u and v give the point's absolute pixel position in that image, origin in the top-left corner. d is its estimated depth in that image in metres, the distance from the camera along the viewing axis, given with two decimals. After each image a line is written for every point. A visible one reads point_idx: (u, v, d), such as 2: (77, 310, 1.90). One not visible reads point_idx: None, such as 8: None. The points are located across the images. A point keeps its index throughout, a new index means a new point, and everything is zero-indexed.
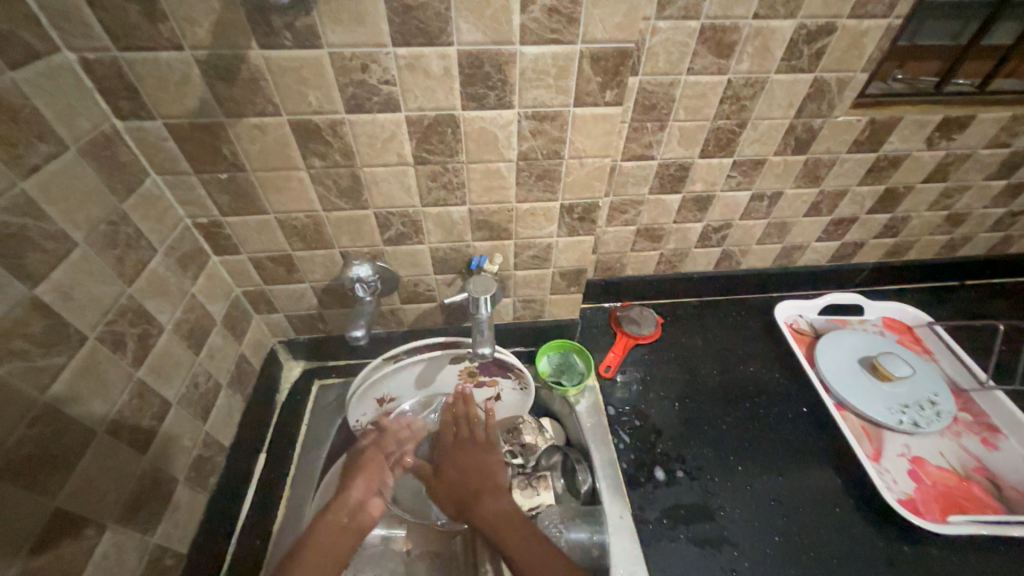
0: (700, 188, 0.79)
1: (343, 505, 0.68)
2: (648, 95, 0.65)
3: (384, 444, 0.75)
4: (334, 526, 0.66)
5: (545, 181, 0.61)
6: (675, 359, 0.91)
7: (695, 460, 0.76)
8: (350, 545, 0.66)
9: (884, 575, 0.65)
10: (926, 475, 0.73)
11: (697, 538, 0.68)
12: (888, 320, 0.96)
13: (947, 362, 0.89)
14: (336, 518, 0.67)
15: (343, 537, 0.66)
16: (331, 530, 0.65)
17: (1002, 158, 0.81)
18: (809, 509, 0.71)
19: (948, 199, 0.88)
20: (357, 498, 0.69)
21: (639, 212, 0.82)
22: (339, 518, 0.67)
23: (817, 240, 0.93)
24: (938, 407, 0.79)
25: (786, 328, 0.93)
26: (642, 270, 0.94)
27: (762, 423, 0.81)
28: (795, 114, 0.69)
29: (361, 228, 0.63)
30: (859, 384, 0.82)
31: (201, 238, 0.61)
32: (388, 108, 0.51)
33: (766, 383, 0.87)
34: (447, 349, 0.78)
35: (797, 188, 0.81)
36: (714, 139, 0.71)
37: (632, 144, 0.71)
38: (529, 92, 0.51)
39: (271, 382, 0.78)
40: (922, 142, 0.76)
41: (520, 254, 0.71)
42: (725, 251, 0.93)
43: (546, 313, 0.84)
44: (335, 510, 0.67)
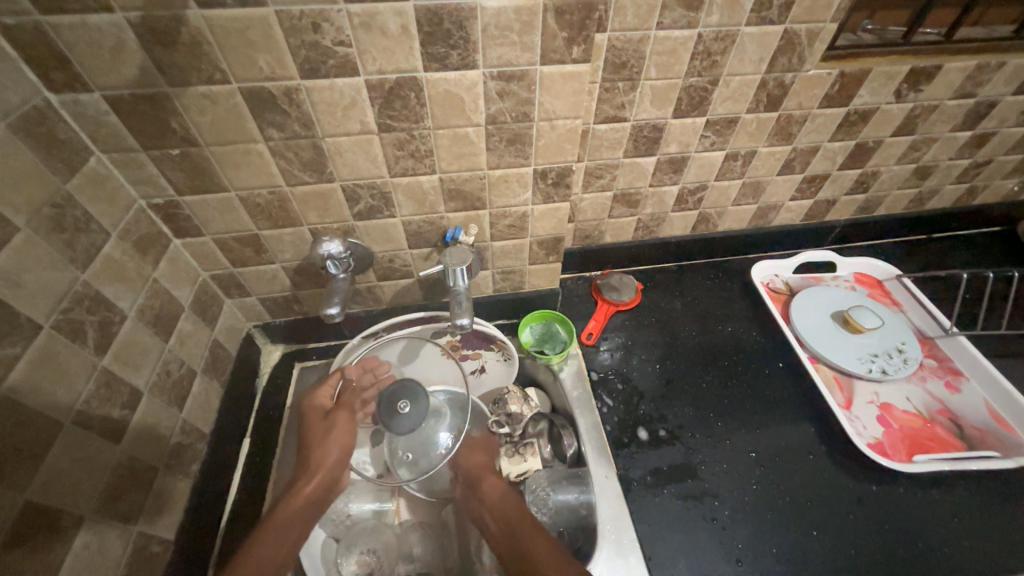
0: (675, 149, 0.78)
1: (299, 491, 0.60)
2: (618, 52, 0.63)
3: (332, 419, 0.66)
4: (302, 499, 0.60)
5: (516, 145, 0.59)
6: (656, 323, 0.92)
7: (676, 418, 0.78)
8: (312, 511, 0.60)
9: (855, 516, 0.68)
10: (893, 419, 0.77)
11: (678, 490, 0.70)
12: (859, 274, 0.99)
13: (914, 312, 0.92)
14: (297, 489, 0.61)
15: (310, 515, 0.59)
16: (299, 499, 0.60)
17: (968, 108, 0.82)
18: (785, 458, 0.74)
19: (916, 152, 0.89)
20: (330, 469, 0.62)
21: (615, 176, 0.81)
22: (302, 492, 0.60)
23: (791, 199, 0.94)
24: (905, 354, 0.83)
25: (762, 287, 0.95)
26: (620, 237, 0.94)
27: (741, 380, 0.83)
28: (766, 68, 0.69)
29: (329, 203, 0.61)
30: (830, 337, 0.85)
31: (159, 220, 0.58)
32: (345, 72, 0.48)
33: (743, 342, 0.89)
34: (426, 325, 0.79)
35: (770, 147, 0.82)
36: (687, 98, 0.70)
37: (604, 106, 0.69)
38: (493, 50, 0.49)
39: (249, 367, 0.76)
40: (891, 95, 0.77)
41: (496, 224, 0.70)
42: (701, 214, 0.93)
43: (526, 284, 0.84)
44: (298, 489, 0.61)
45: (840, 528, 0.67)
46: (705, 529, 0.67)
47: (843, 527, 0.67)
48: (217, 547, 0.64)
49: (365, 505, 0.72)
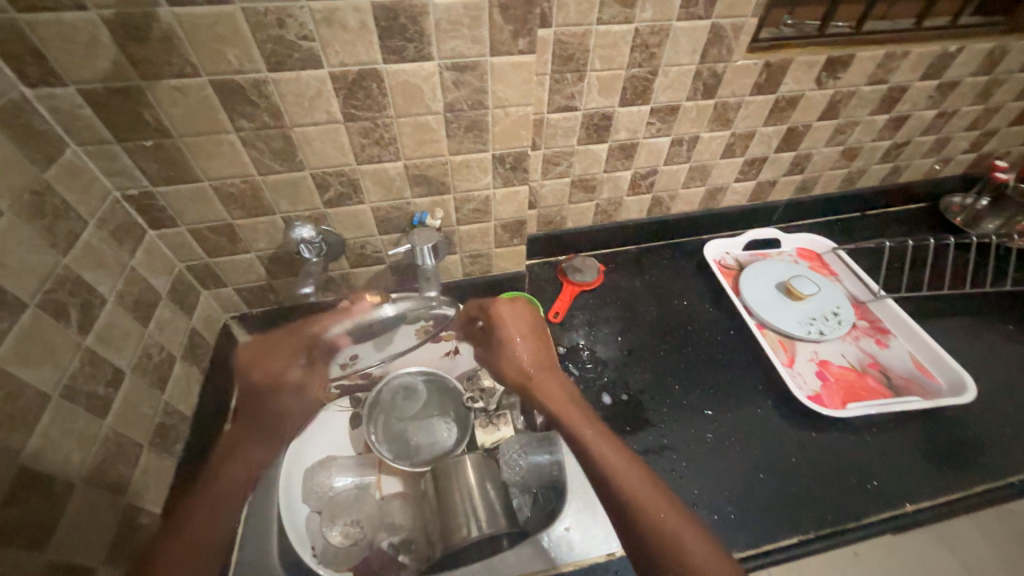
0: (624, 136, 0.85)
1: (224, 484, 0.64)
2: (563, 46, 0.69)
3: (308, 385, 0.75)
4: (236, 482, 0.66)
5: (474, 131, 0.64)
6: (617, 301, 0.98)
7: (636, 383, 0.84)
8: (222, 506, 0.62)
9: (797, 459, 0.76)
10: (830, 373, 0.85)
11: (639, 445, 0.76)
12: (802, 250, 1.09)
13: (849, 281, 1.01)
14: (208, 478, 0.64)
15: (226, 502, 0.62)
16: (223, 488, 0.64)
17: (881, 93, 0.92)
18: (738, 415, 0.80)
19: (842, 135, 0.99)
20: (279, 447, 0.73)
21: (571, 163, 0.87)
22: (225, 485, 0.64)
23: (735, 181, 1.02)
24: (840, 316, 0.91)
25: (714, 263, 1.03)
26: (581, 221, 1.00)
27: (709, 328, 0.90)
28: (699, 59, 0.76)
29: (300, 190, 0.65)
30: (775, 305, 0.93)
31: (134, 211, 0.61)
32: (310, 64, 0.53)
33: (698, 313, 0.96)
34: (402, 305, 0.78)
35: (711, 132, 0.89)
36: (630, 87, 0.77)
37: (556, 96, 0.75)
38: (446, 42, 0.54)
39: (227, 357, 0.79)
40: (812, 82, 0.85)
41: (460, 208, 0.74)
42: (654, 197, 1.00)
43: (493, 267, 0.89)
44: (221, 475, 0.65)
45: (784, 469, 0.74)
46: (665, 478, 0.72)
47: (787, 469, 0.74)
48: None
49: (348, 479, 0.76)
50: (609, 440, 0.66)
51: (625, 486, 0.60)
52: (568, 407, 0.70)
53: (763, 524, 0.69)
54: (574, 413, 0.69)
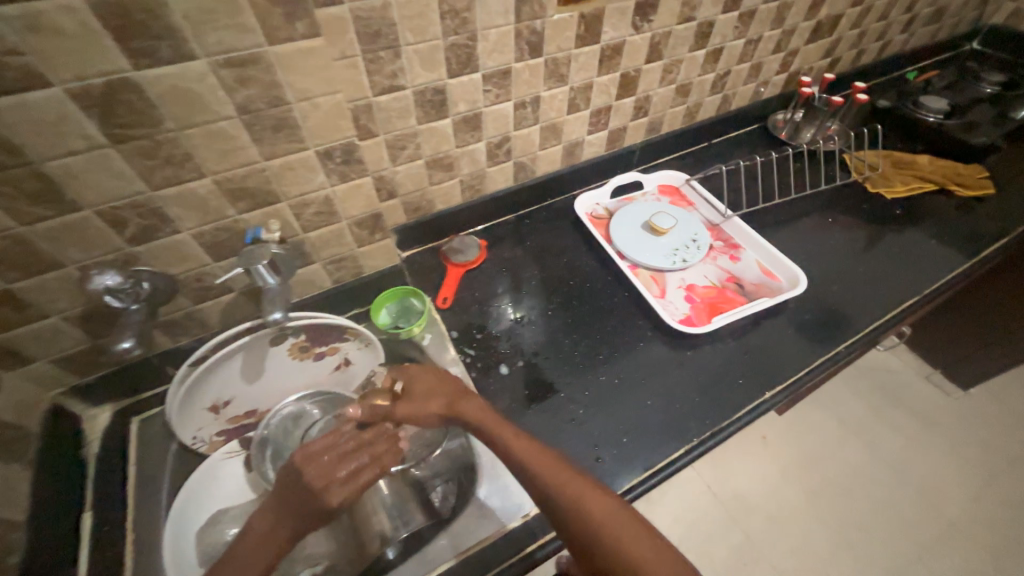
0: (465, 108, 0.83)
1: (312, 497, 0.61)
2: (365, 23, 0.64)
3: (339, 442, 0.65)
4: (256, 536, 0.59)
5: (284, 130, 0.59)
6: (502, 272, 0.99)
7: (529, 348, 0.86)
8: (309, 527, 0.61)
9: (678, 378, 0.83)
10: (696, 295, 0.94)
11: (539, 406, 0.79)
12: (662, 187, 1.17)
13: (703, 208, 1.11)
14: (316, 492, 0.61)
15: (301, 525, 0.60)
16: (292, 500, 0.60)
17: (693, 30, 0.99)
18: (624, 353, 0.86)
19: (671, 74, 1.06)
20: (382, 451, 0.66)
21: (419, 144, 0.84)
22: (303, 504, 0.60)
23: (588, 133, 1.06)
24: (698, 242, 1.00)
25: (586, 216, 1.08)
26: (450, 201, 0.98)
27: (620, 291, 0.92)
28: (515, 18, 0.75)
29: (89, 233, 0.55)
30: (643, 244, 1.00)
31: None
32: (33, 83, 0.43)
33: (579, 266, 1.01)
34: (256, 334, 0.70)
35: (550, 90, 0.90)
36: (454, 56, 0.75)
37: (377, 77, 0.71)
38: (208, 36, 0.47)
39: (67, 439, 0.67)
40: (630, 27, 0.89)
41: (301, 215, 0.69)
42: (516, 163, 1.01)
43: (364, 268, 0.85)
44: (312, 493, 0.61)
45: (669, 390, 0.82)
46: (567, 429, 0.76)
47: (670, 389, 0.82)
48: None
49: None
50: (536, 447, 0.62)
51: (564, 490, 0.57)
52: (494, 419, 0.66)
53: (656, 445, 0.75)
54: (499, 425, 0.65)
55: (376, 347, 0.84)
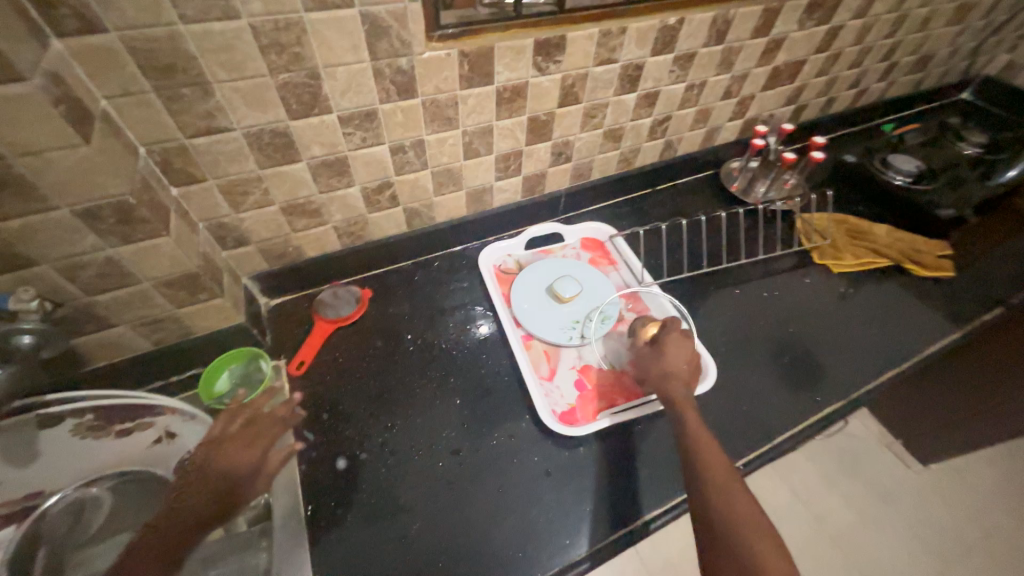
0: (322, 152, 0.71)
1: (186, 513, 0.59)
2: (147, 55, 0.52)
3: (226, 429, 0.67)
4: (182, 519, 0.59)
5: (6, 189, 0.46)
6: (381, 332, 0.87)
7: (379, 435, 0.74)
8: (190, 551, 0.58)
9: (543, 490, 0.71)
10: (589, 380, 0.81)
11: (368, 512, 0.67)
12: (585, 239, 1.05)
13: (624, 270, 1.00)
14: (201, 510, 0.60)
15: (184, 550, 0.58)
16: (180, 520, 0.58)
17: (617, 72, 0.87)
18: (489, 451, 0.73)
19: (595, 118, 0.93)
20: (257, 459, 0.67)
21: (267, 190, 0.72)
22: (190, 514, 0.59)
23: (497, 179, 0.94)
24: (605, 314, 0.88)
25: (489, 271, 0.96)
26: (325, 248, 0.86)
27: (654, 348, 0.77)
28: (369, 55, 0.63)
29: None
30: (541, 312, 0.88)
31: None
32: None
33: (468, 331, 0.89)
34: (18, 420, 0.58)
35: (436, 133, 0.78)
36: (291, 96, 0.63)
37: (184, 117, 0.58)
38: None
39: None
40: (531, 68, 0.77)
41: (74, 279, 0.57)
42: (407, 209, 0.89)
43: (195, 329, 0.73)
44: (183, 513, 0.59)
45: (526, 507, 0.69)
46: (387, 553, 0.64)
47: (528, 505, 0.69)
48: None
49: None
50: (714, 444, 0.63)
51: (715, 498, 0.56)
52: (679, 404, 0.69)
53: None
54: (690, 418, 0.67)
55: (208, 416, 0.74)
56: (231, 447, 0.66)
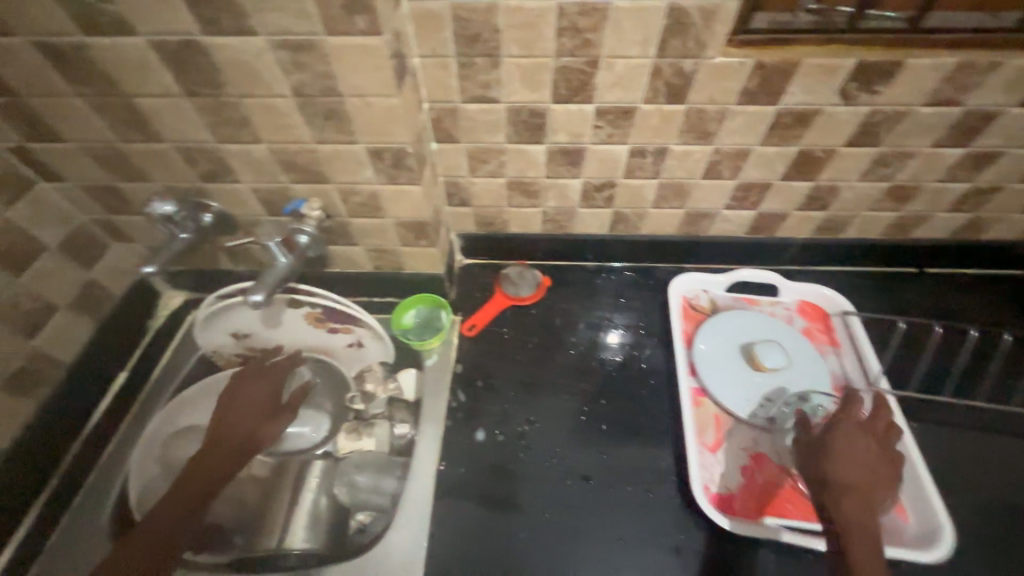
0: (565, 139, 0.70)
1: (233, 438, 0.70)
2: (464, 24, 0.56)
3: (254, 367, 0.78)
4: (228, 448, 0.69)
5: (334, 120, 0.55)
6: (549, 324, 0.87)
7: (520, 425, 0.73)
8: (242, 468, 0.70)
9: (669, 568, 0.62)
10: (759, 472, 0.68)
11: (488, 497, 0.67)
12: (803, 304, 0.87)
13: (849, 359, 0.79)
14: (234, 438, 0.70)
15: (237, 462, 0.69)
16: (226, 444, 0.69)
17: (953, 118, 0.65)
18: (622, 495, 0.67)
19: (885, 168, 0.74)
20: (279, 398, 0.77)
21: (503, 162, 0.74)
22: (232, 442, 0.70)
23: (726, 207, 0.82)
24: (807, 403, 0.72)
25: (678, 302, 0.86)
26: (527, 227, 0.88)
27: (817, 451, 0.65)
28: (656, 51, 0.58)
29: (169, 162, 0.62)
30: (726, 369, 0.76)
31: (18, 164, 0.62)
32: (123, 30, 0.47)
33: (635, 357, 0.82)
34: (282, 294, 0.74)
35: (684, 145, 0.70)
36: (564, 80, 0.62)
37: (468, 84, 0.63)
38: (266, 15, 0.45)
39: (139, 308, 0.82)
40: (835, 94, 0.62)
41: (347, 201, 0.67)
42: (617, 213, 0.84)
43: (406, 266, 0.81)
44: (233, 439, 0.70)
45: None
46: (495, 543, 0.63)
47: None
48: (54, 482, 0.68)
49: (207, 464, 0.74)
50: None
51: None
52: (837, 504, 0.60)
53: None
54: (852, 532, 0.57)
55: (388, 341, 0.82)
56: (245, 383, 0.76)
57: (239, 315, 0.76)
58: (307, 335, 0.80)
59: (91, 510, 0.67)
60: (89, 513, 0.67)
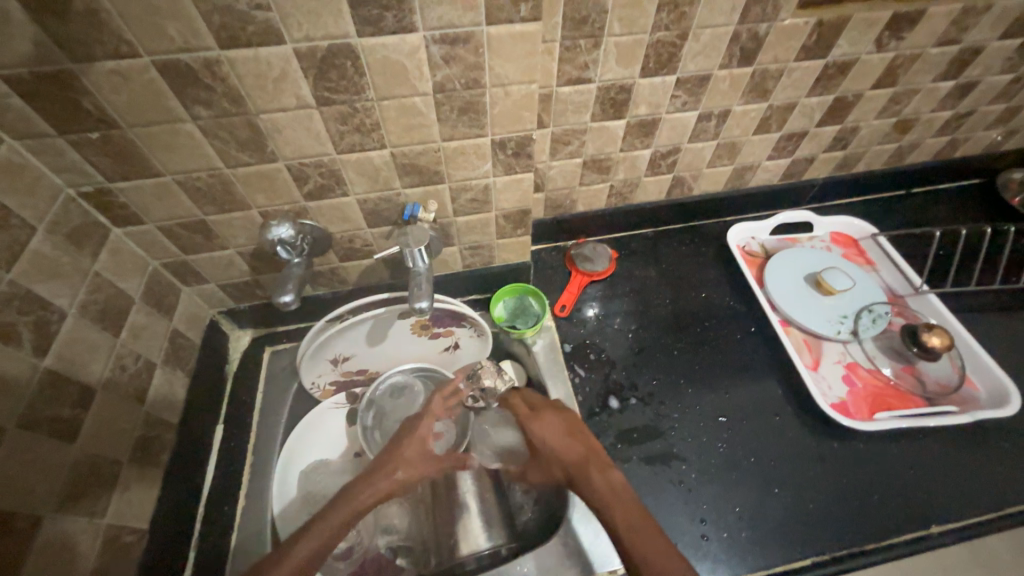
0: (645, 111, 0.74)
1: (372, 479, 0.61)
2: (576, 7, 0.58)
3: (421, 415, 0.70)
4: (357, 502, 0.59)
5: (469, 114, 0.55)
6: (631, 292, 0.91)
7: (646, 385, 0.79)
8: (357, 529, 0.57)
9: (816, 472, 0.72)
10: (858, 378, 0.78)
11: (647, 454, 0.72)
12: (835, 235, 0.98)
13: (887, 270, 0.92)
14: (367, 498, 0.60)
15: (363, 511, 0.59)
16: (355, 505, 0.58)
17: (951, 56, 0.79)
18: (757, 425, 0.76)
19: (896, 105, 0.86)
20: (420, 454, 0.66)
21: (584, 142, 0.77)
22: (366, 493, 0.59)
23: (768, 158, 0.91)
24: (875, 313, 0.83)
25: (738, 251, 0.94)
26: (593, 204, 0.91)
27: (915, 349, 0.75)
28: (739, 18, 0.64)
29: (276, 183, 0.58)
30: (801, 300, 0.85)
31: (93, 210, 0.54)
32: (270, 40, 0.44)
33: (717, 307, 0.89)
34: (393, 305, 0.71)
35: (745, 104, 0.78)
36: (655, 55, 0.66)
37: (567, 67, 0.64)
38: (431, 10, 0.45)
39: (216, 355, 0.74)
40: (871, 44, 0.73)
41: (457, 199, 0.66)
42: (676, 178, 0.90)
43: (496, 259, 0.81)
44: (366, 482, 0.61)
45: (800, 485, 0.71)
46: (670, 491, 0.69)
47: (803, 483, 0.71)
48: (190, 554, 0.61)
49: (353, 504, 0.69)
50: None
51: None
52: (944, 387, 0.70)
53: (767, 541, 0.66)
54: None
55: (488, 335, 0.79)
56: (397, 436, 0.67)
57: (343, 338, 0.72)
58: (407, 346, 0.78)
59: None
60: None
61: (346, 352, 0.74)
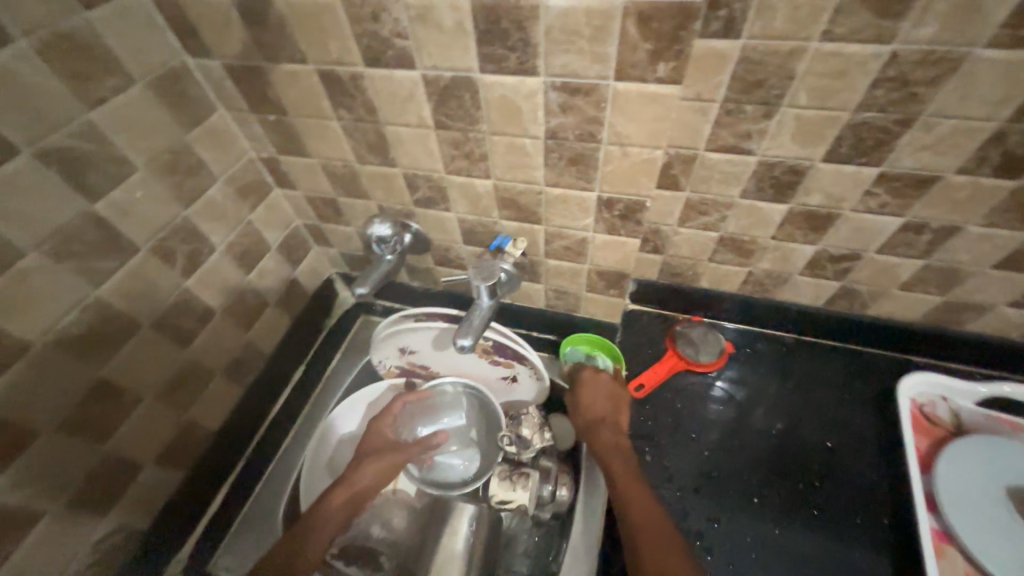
0: (819, 202, 0.58)
1: (353, 482, 0.64)
2: (750, 67, 0.47)
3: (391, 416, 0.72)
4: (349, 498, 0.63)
5: (577, 166, 0.51)
6: (731, 400, 0.75)
7: (700, 521, 0.64)
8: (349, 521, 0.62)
9: None
10: None
11: None
12: None
13: None
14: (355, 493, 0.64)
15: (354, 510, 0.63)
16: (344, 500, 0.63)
17: None
18: None
19: None
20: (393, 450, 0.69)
21: (725, 217, 0.64)
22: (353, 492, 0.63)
23: (1011, 304, 0.63)
24: None
25: (908, 409, 0.68)
26: (722, 285, 0.76)
27: None
28: (1011, 114, 0.44)
29: (392, 185, 0.62)
30: (988, 516, 0.58)
31: (264, 172, 0.67)
32: (404, 64, 0.46)
33: (844, 469, 0.67)
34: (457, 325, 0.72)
35: (989, 227, 0.54)
36: (852, 138, 0.50)
37: (722, 131, 0.54)
38: (556, 57, 0.41)
39: (321, 308, 0.86)
40: None
41: (551, 242, 0.62)
42: (846, 288, 0.69)
43: (582, 309, 0.75)
44: (346, 488, 0.63)
45: None
46: None
47: None
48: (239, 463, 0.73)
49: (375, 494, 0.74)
50: None
51: None
52: None
53: None
54: None
55: (546, 386, 0.76)
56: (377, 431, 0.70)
57: (412, 335, 0.76)
58: (466, 361, 0.78)
59: (274, 497, 0.72)
60: (273, 500, 0.72)
61: (412, 346, 0.78)
